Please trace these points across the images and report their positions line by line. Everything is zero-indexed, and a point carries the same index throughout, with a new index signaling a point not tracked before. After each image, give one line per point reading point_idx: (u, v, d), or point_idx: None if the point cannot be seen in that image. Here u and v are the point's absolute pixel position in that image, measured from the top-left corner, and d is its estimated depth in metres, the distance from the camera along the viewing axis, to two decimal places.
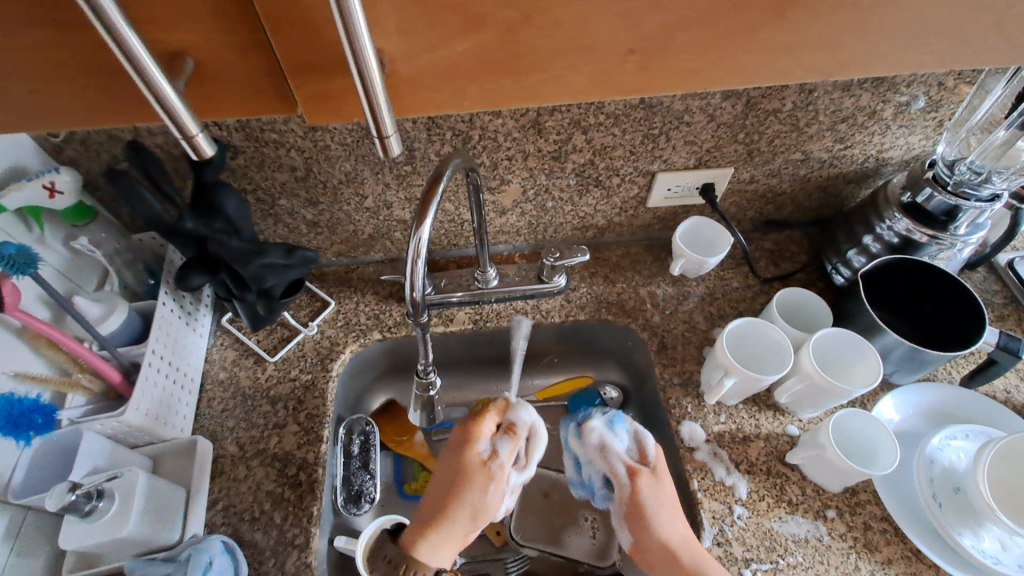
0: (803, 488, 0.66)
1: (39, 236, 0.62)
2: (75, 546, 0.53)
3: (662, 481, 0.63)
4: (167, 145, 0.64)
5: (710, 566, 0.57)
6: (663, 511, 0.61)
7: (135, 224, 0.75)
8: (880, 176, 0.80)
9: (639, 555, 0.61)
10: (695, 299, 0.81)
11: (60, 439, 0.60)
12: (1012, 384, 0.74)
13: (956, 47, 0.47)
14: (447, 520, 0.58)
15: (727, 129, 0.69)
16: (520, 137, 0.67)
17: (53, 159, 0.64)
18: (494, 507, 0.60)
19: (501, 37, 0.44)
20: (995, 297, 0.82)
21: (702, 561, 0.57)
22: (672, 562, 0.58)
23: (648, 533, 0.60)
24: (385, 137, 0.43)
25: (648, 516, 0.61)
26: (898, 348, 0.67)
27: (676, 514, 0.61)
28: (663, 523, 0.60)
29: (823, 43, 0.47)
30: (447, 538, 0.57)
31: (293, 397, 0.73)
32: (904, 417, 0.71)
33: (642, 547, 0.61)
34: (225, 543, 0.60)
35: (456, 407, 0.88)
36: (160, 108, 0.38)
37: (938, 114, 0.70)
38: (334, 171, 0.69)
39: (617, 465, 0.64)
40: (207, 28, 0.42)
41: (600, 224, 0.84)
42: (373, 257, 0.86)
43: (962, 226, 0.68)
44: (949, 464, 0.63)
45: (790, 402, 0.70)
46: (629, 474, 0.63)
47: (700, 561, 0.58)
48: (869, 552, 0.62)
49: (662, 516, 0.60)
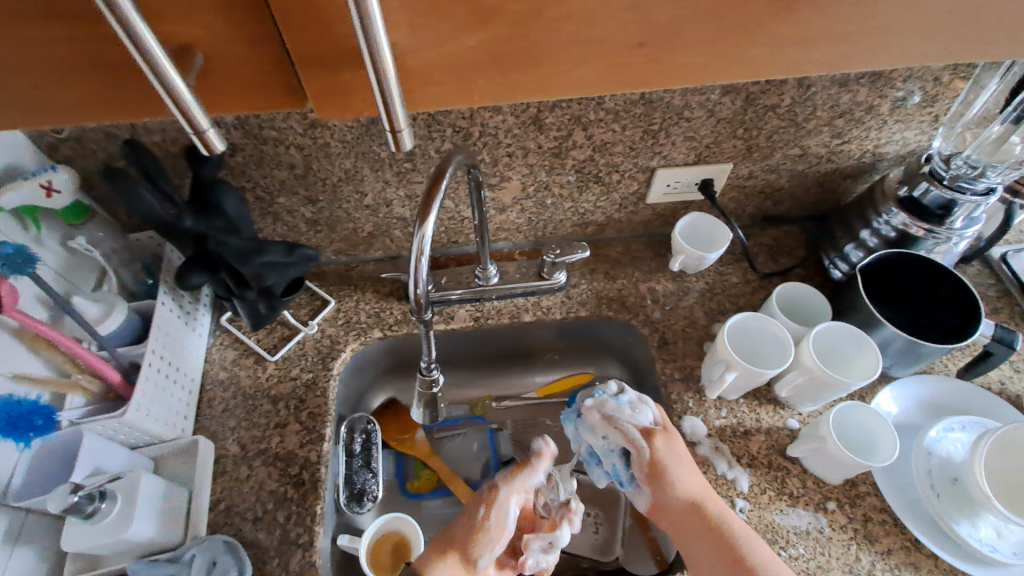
0: (804, 481, 0.67)
1: (36, 235, 0.61)
2: (78, 548, 0.53)
3: (675, 440, 0.64)
4: (164, 143, 0.63)
5: (732, 518, 0.59)
6: (682, 468, 0.62)
7: (132, 224, 0.74)
8: (876, 171, 0.81)
9: (659, 514, 0.62)
10: (695, 295, 0.82)
11: (60, 441, 0.59)
12: (1007, 375, 0.75)
13: (959, 39, 0.48)
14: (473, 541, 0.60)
15: (727, 124, 0.70)
16: (521, 134, 0.67)
17: (49, 157, 0.63)
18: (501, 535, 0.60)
19: (509, 31, 0.44)
20: (989, 291, 0.83)
21: (724, 510, 0.60)
22: (699, 518, 0.59)
23: (671, 490, 0.61)
24: (398, 132, 0.43)
25: (669, 474, 0.62)
26: (896, 341, 0.68)
27: (692, 469, 0.63)
28: (684, 481, 0.61)
29: (829, 36, 0.47)
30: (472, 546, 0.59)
31: (295, 396, 0.72)
32: (902, 409, 0.72)
33: (664, 505, 0.61)
34: (228, 542, 0.60)
35: (457, 405, 0.88)
36: (171, 101, 0.38)
37: (934, 109, 0.71)
38: (334, 169, 0.69)
39: (630, 431, 0.64)
40: (214, 21, 0.41)
41: (599, 221, 0.84)
42: (373, 256, 0.85)
43: (958, 220, 0.69)
44: (947, 455, 0.64)
45: (790, 395, 0.70)
46: (642, 438, 0.63)
47: (724, 514, 0.59)
48: (870, 543, 0.63)
49: (682, 473, 0.62)
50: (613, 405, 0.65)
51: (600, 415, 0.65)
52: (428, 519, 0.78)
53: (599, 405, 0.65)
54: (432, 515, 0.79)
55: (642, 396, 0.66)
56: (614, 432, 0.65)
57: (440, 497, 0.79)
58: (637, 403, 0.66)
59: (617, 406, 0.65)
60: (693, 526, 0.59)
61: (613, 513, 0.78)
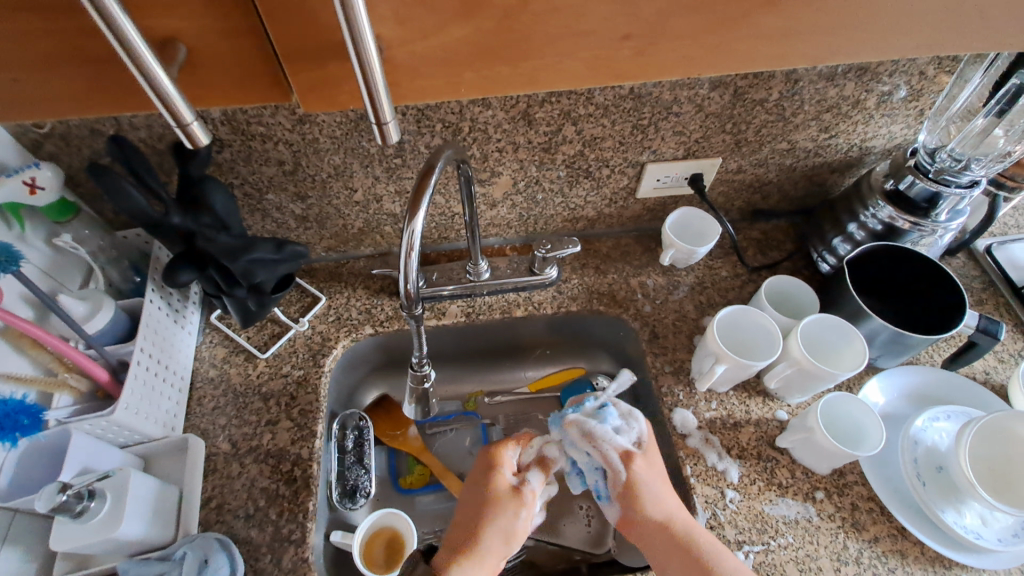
0: (793, 471, 0.67)
1: (20, 233, 0.60)
2: (66, 547, 0.53)
3: (653, 462, 0.63)
4: (151, 139, 0.63)
5: (702, 536, 0.59)
6: (658, 490, 0.61)
7: (119, 221, 0.73)
8: (863, 165, 0.81)
9: (629, 529, 0.61)
10: (685, 289, 0.82)
11: (47, 439, 0.58)
12: (992, 365, 0.76)
13: (942, 31, 0.48)
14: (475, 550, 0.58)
15: (716, 119, 0.70)
16: (511, 129, 0.67)
17: (32, 154, 0.62)
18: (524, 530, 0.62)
19: (495, 23, 0.44)
20: (974, 282, 0.84)
21: (696, 530, 0.59)
22: (667, 537, 0.58)
23: (643, 510, 0.60)
24: (384, 125, 0.43)
25: (643, 495, 0.60)
26: (882, 332, 0.69)
27: (668, 489, 0.62)
28: (659, 500, 0.60)
29: (814, 28, 0.47)
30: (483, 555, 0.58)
31: (286, 393, 0.72)
32: (889, 400, 0.73)
33: (634, 523, 0.60)
34: (221, 540, 0.59)
35: (449, 400, 0.88)
36: (154, 94, 0.37)
37: (920, 104, 0.71)
38: (323, 165, 0.68)
39: (610, 453, 0.62)
40: (195, 13, 0.41)
41: (590, 216, 0.84)
42: (364, 252, 0.85)
43: (943, 212, 0.70)
44: (932, 444, 0.65)
45: (779, 387, 0.71)
46: (623, 460, 0.62)
47: (692, 529, 0.59)
48: (857, 531, 0.64)
49: (655, 493, 0.61)
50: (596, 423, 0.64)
51: (581, 432, 0.64)
52: (421, 514, 0.79)
53: (581, 422, 0.64)
54: (425, 510, 0.79)
55: (629, 412, 0.65)
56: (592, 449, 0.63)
57: (433, 492, 0.80)
58: (624, 422, 0.65)
59: (601, 426, 0.64)
60: (660, 546, 0.58)
61: (604, 506, 0.79)
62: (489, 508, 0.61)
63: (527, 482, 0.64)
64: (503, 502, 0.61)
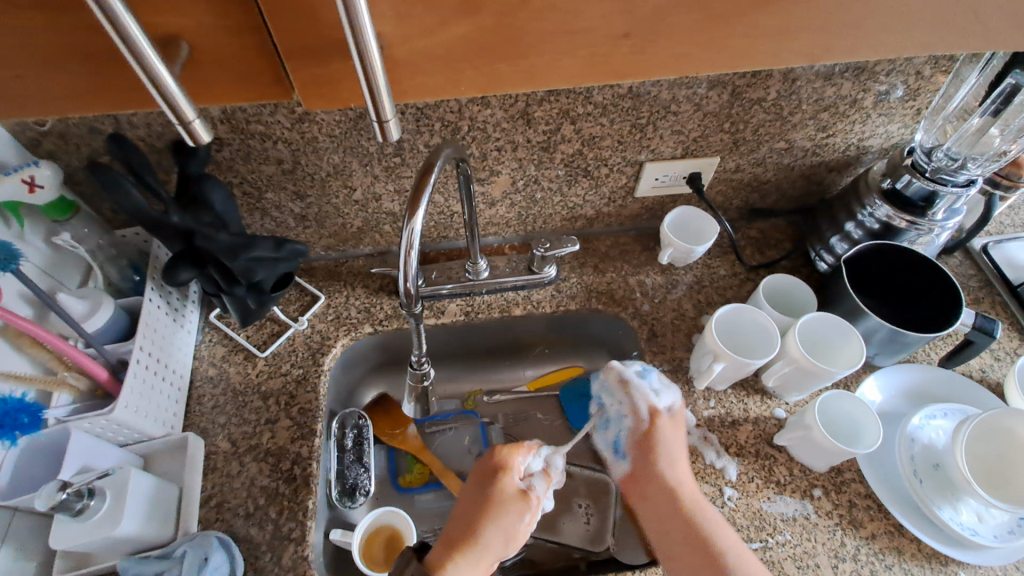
0: (791, 468, 0.68)
1: (19, 232, 0.60)
2: (65, 546, 0.53)
3: (676, 431, 0.65)
4: (150, 137, 0.63)
5: (708, 515, 0.60)
6: (675, 457, 0.63)
7: (117, 220, 0.73)
8: (860, 164, 0.82)
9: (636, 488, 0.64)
10: (683, 288, 0.83)
11: (47, 439, 0.58)
12: (988, 363, 0.77)
13: (938, 29, 0.49)
14: (473, 550, 0.59)
15: (714, 118, 0.70)
16: (510, 128, 0.67)
17: (31, 153, 0.62)
18: (523, 534, 0.63)
19: (494, 21, 0.44)
20: (970, 281, 0.85)
21: (701, 510, 0.60)
22: (674, 502, 0.61)
23: (659, 477, 0.63)
24: (385, 123, 0.43)
25: (660, 452, 0.63)
26: (879, 331, 0.69)
27: (682, 457, 0.64)
28: (675, 469, 0.63)
29: (810, 27, 0.48)
30: (479, 558, 0.59)
31: (285, 392, 0.72)
32: (886, 398, 0.73)
33: (649, 487, 0.63)
34: (220, 538, 0.59)
35: (448, 399, 0.88)
36: (156, 91, 0.37)
37: (917, 103, 0.72)
38: (323, 164, 0.68)
39: (640, 404, 0.66)
40: (197, 9, 0.41)
41: (588, 215, 0.85)
42: (363, 251, 0.85)
43: (939, 211, 0.70)
44: (929, 441, 0.65)
45: (777, 385, 0.71)
46: (649, 413, 0.65)
47: (701, 509, 0.60)
48: (855, 528, 0.64)
49: (678, 467, 0.63)
50: (637, 376, 0.67)
51: (619, 377, 0.67)
52: (421, 512, 0.79)
53: (622, 369, 0.68)
54: (424, 508, 0.79)
55: (666, 381, 0.68)
56: (625, 396, 0.67)
57: (432, 490, 0.80)
58: (661, 385, 0.67)
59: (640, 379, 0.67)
60: (666, 510, 0.61)
61: (603, 504, 0.79)
62: (491, 507, 0.62)
63: (531, 484, 0.65)
64: (508, 503, 0.63)
